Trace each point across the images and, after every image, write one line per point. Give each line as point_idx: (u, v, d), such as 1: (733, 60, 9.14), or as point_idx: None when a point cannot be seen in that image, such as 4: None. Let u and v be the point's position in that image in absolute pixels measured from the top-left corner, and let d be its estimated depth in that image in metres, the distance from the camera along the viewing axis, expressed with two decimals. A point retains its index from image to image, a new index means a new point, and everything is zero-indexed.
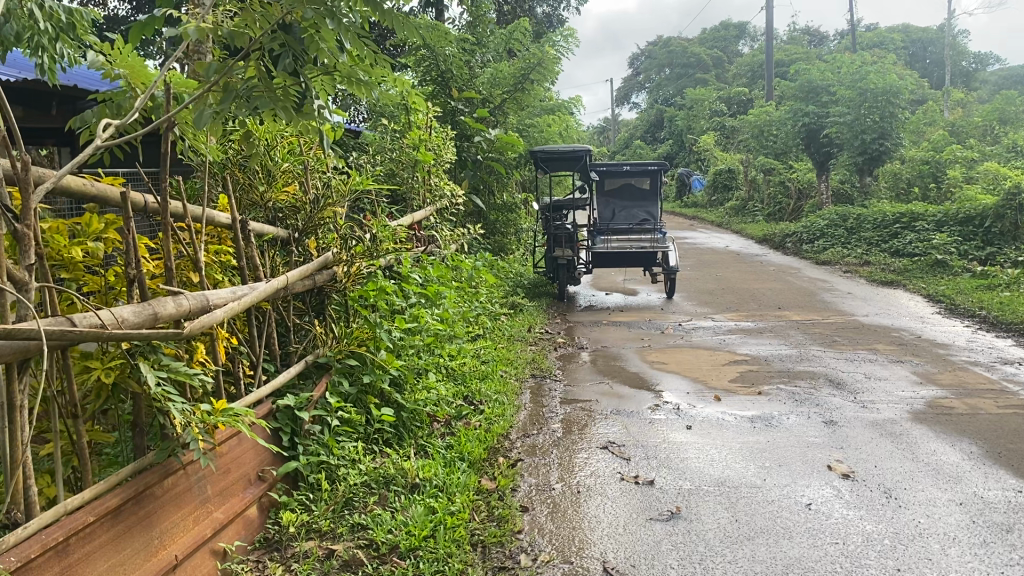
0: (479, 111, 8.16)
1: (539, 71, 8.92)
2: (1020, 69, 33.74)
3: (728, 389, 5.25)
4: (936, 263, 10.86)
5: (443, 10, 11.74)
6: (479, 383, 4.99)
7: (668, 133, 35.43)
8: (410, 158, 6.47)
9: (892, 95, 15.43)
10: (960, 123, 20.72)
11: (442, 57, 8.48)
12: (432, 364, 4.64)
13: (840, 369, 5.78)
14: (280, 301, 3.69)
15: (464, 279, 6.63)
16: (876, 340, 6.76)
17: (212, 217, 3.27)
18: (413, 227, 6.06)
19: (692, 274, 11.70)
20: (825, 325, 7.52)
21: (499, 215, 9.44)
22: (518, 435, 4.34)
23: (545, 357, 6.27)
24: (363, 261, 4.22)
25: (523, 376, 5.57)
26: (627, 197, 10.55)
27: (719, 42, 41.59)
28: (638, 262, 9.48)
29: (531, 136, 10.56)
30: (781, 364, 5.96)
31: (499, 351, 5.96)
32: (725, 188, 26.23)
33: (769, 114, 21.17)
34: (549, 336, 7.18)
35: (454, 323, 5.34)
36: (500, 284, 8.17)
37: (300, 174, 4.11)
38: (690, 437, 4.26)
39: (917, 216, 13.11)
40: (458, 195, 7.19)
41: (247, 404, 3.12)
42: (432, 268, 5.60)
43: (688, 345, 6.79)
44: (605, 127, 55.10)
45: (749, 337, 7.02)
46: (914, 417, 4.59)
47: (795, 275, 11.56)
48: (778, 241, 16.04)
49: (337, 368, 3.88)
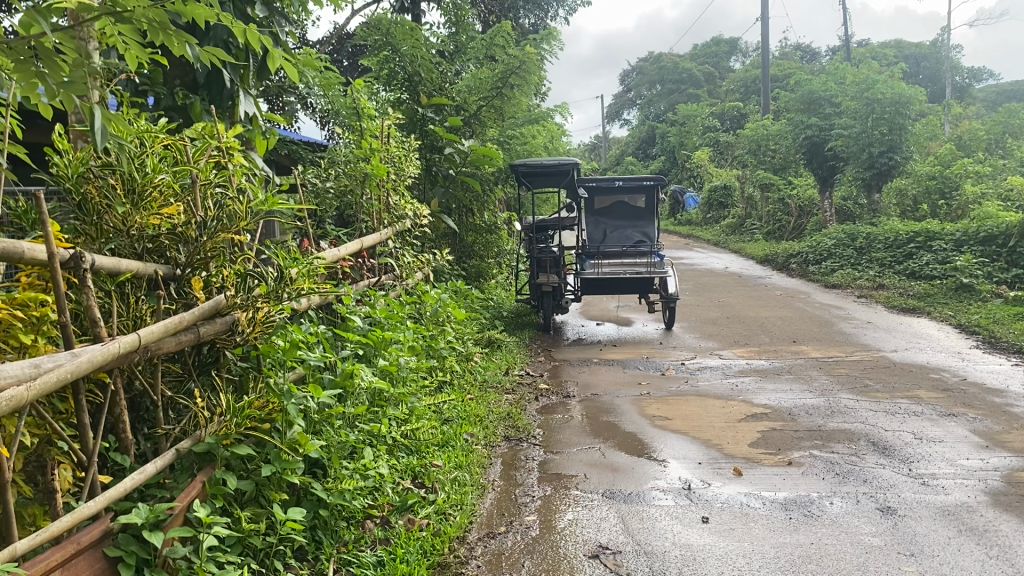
0: (452, 119, 7.01)
1: (524, 73, 7.84)
2: (1018, 82, 33.08)
3: (749, 458, 4.19)
4: (960, 287, 9.87)
5: (420, 15, 10.77)
6: (435, 453, 3.95)
7: (659, 150, 34.63)
8: (361, 172, 5.38)
9: (901, 106, 14.47)
10: (966, 135, 19.80)
11: (410, 58, 7.48)
12: (370, 439, 3.60)
13: (881, 426, 4.73)
14: (139, 368, 2.67)
15: (426, 315, 5.59)
16: (916, 384, 5.73)
17: (9, 251, 2.15)
18: (362, 255, 5.02)
19: (692, 301, 10.70)
20: (851, 365, 6.48)
21: (478, 237, 8.42)
22: (481, 535, 3.30)
23: (523, 410, 5.21)
24: (270, 305, 3.19)
25: (494, 441, 4.50)
26: (618, 216, 9.49)
27: (711, 58, 40.85)
28: (633, 289, 8.46)
29: (514, 149, 9.55)
30: (808, 419, 4.91)
31: (467, 405, 4.92)
32: (720, 206, 25.36)
33: (766, 128, 20.24)
34: (531, 381, 6.12)
35: (406, 376, 4.27)
36: (475, 317, 7.12)
37: (183, 192, 3.10)
38: (707, 536, 3.22)
39: (933, 235, 12.11)
40: (424, 214, 6.15)
41: (51, 537, 2.05)
42: (382, 309, 4.55)
43: (694, 392, 5.73)
44: (596, 145, 54.41)
45: (765, 382, 5.97)
46: (995, 503, 3.54)
47: (804, 300, 10.55)
48: (781, 262, 15.05)
49: (225, 456, 2.83)
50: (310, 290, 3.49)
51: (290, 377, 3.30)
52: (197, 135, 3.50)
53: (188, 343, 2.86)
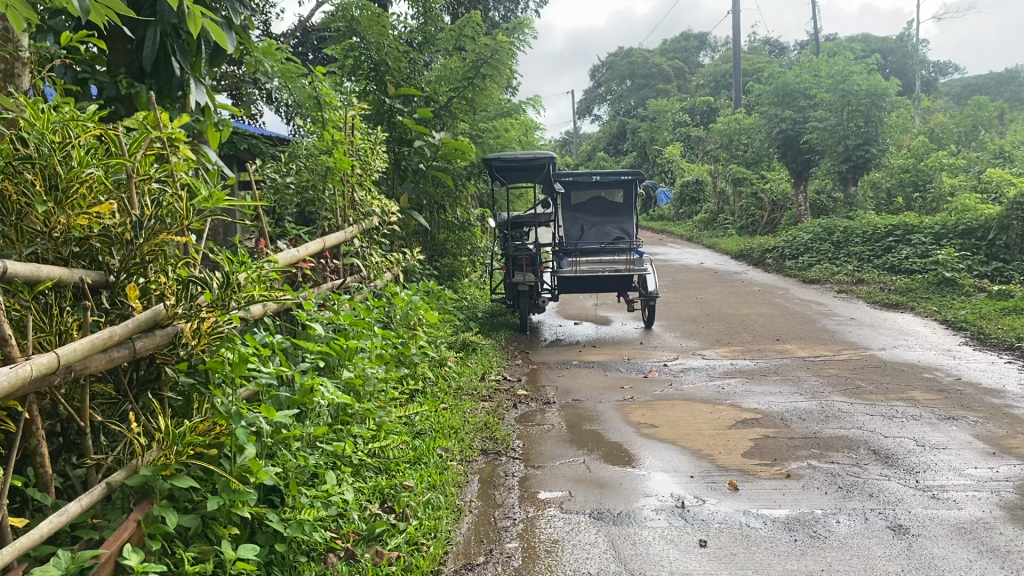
0: (421, 111, 6.63)
1: (495, 63, 7.61)
2: (983, 76, 33.36)
3: (745, 470, 3.90)
4: (942, 281, 9.71)
5: (387, 5, 10.38)
6: (406, 473, 3.63)
7: (631, 145, 34.47)
8: (324, 166, 5.00)
9: (877, 98, 14.34)
10: (937, 128, 19.78)
11: (376, 47, 7.12)
12: (334, 461, 3.27)
13: (880, 432, 4.47)
14: (62, 391, 2.31)
15: (396, 318, 5.26)
16: (909, 385, 5.49)
17: None
18: (325, 256, 4.67)
19: (670, 298, 10.45)
20: (840, 364, 6.24)
21: (450, 234, 8.09)
22: (457, 569, 3.00)
23: (500, 419, 4.89)
24: (216, 314, 2.84)
25: (470, 455, 4.19)
26: (595, 212, 9.17)
27: (680, 53, 40.75)
28: (612, 287, 8.17)
29: (486, 143, 9.21)
30: (803, 425, 4.64)
31: (439, 416, 4.59)
32: (693, 201, 25.20)
33: (739, 122, 20.09)
34: (508, 387, 5.79)
35: (372, 389, 3.94)
36: (449, 318, 6.79)
37: (115, 189, 2.73)
38: (705, 563, 2.93)
39: (912, 228, 11.96)
40: (392, 211, 5.82)
41: None
42: (345, 314, 4.20)
43: (680, 396, 5.44)
44: (567, 141, 54.18)
45: (754, 384, 5.69)
46: (1013, 517, 3.28)
47: (784, 296, 10.34)
48: (757, 256, 14.86)
49: (165, 489, 2.46)
50: (263, 296, 3.14)
51: (240, 396, 2.95)
52: (136, 124, 3.13)
53: (121, 360, 2.50)
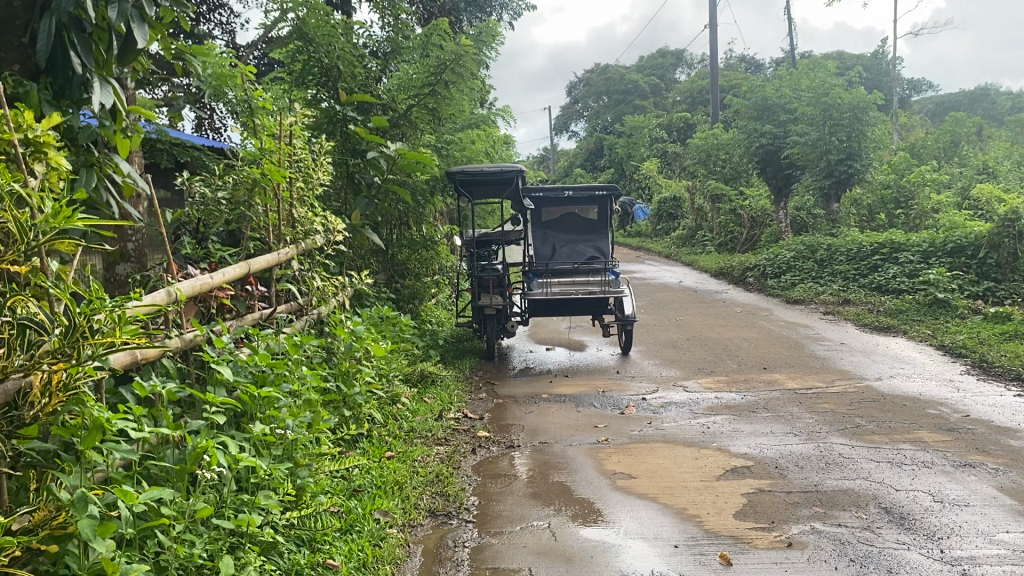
0: (375, 120, 6.03)
1: (458, 69, 7.03)
2: (956, 94, 33.29)
3: (738, 537, 3.30)
4: (933, 302, 9.20)
5: (350, 12, 9.79)
6: (330, 550, 2.99)
7: (608, 162, 34.07)
8: (252, 179, 4.34)
9: (860, 112, 13.91)
10: (918, 144, 19.44)
11: (326, 50, 6.52)
12: (236, 542, 2.64)
13: (889, 484, 3.89)
14: None
15: (338, 351, 4.62)
16: (914, 423, 4.94)
17: None
18: (249, 282, 4.04)
19: (649, 320, 9.89)
20: (835, 398, 5.66)
21: (412, 253, 7.46)
22: None
23: (454, 469, 4.27)
24: (65, 366, 2.05)
25: (414, 519, 3.56)
26: (568, 229, 8.58)
27: (657, 69, 40.38)
28: (586, 311, 7.57)
29: (452, 156, 8.61)
30: (800, 475, 4.05)
31: (383, 470, 3.96)
32: (670, 217, 24.73)
33: (717, 137, 19.69)
34: (469, 427, 5.16)
35: (297, 444, 3.31)
36: (407, 347, 6.16)
37: None
38: None
39: (898, 246, 11.48)
40: (338, 229, 5.19)
41: None
42: (265, 351, 3.56)
43: (659, 437, 4.83)
44: (544, 157, 53.78)
45: (742, 422, 5.11)
46: None
47: (768, 318, 9.81)
48: (737, 274, 14.33)
49: None
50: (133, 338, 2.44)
51: (97, 476, 2.30)
52: None
53: None
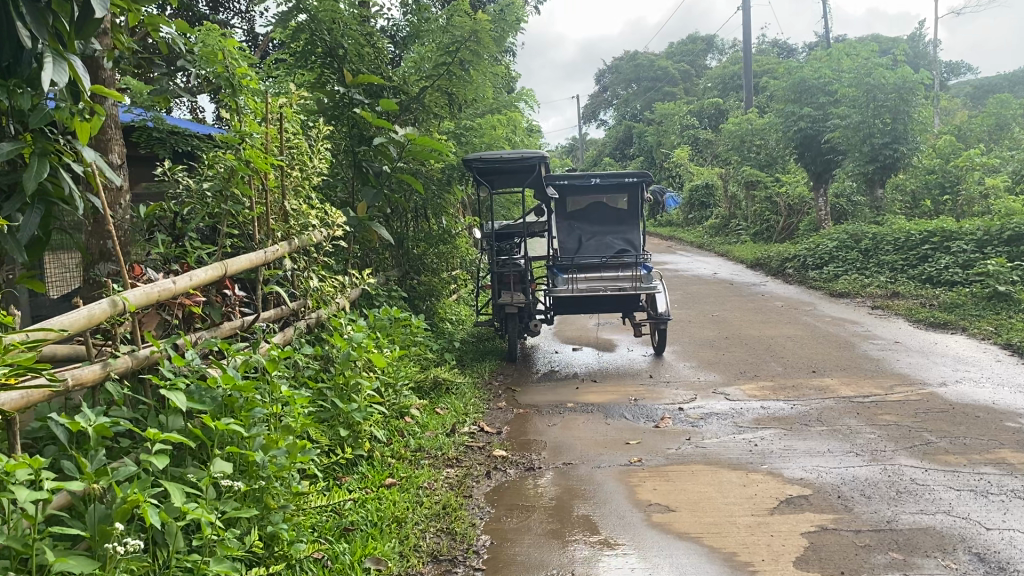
0: (381, 102, 5.48)
1: (474, 47, 6.42)
2: (999, 77, 32.01)
3: None
4: (993, 295, 8.47)
5: None
6: None
7: (637, 150, 33.30)
8: (230, 167, 3.80)
9: (906, 93, 13.10)
10: (964, 127, 18.50)
11: (330, 27, 5.94)
12: None
13: (977, 521, 3.27)
14: None
15: (334, 360, 4.07)
16: (994, 440, 4.30)
17: None
18: (225, 286, 3.52)
19: (684, 316, 9.28)
20: (898, 408, 5.02)
21: (427, 248, 6.92)
22: None
23: (465, 499, 3.71)
24: None
25: (413, 567, 2.99)
26: (595, 220, 7.99)
27: (686, 55, 39.36)
28: (615, 308, 6.98)
29: (471, 143, 8.05)
30: (868, 508, 3.45)
31: (382, 504, 3.40)
32: (703, 206, 23.97)
33: (751, 123, 18.91)
34: (485, 443, 4.61)
35: (269, 484, 2.76)
36: (418, 351, 5.63)
37: None
38: None
39: (950, 234, 10.72)
40: (337, 222, 4.63)
41: None
42: (237, 368, 3.01)
43: (701, 458, 4.23)
44: (572, 147, 53.01)
45: (794, 438, 4.51)
46: None
47: (810, 313, 9.16)
48: (776, 266, 13.63)
49: None
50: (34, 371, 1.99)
51: None
52: None
53: None
